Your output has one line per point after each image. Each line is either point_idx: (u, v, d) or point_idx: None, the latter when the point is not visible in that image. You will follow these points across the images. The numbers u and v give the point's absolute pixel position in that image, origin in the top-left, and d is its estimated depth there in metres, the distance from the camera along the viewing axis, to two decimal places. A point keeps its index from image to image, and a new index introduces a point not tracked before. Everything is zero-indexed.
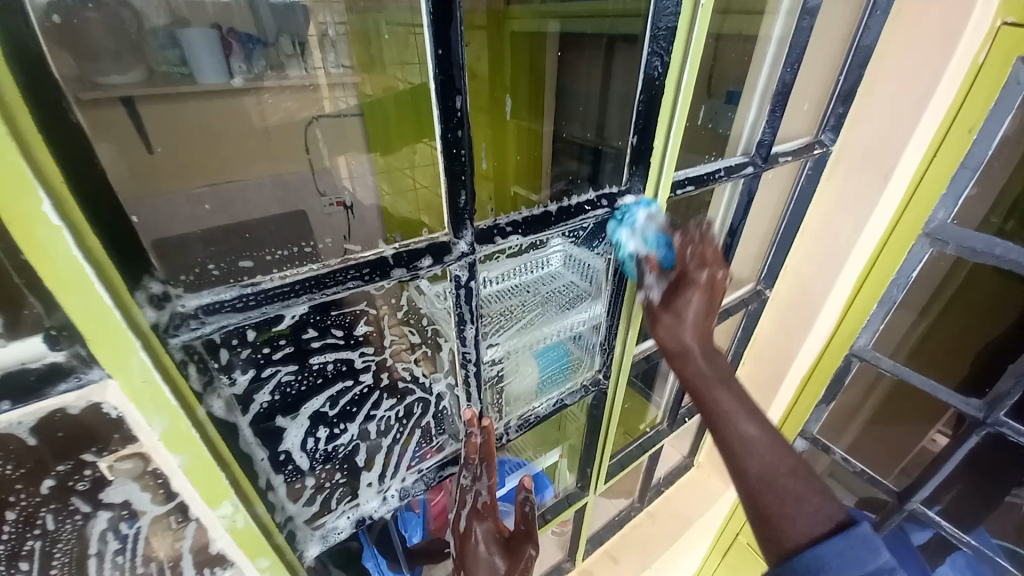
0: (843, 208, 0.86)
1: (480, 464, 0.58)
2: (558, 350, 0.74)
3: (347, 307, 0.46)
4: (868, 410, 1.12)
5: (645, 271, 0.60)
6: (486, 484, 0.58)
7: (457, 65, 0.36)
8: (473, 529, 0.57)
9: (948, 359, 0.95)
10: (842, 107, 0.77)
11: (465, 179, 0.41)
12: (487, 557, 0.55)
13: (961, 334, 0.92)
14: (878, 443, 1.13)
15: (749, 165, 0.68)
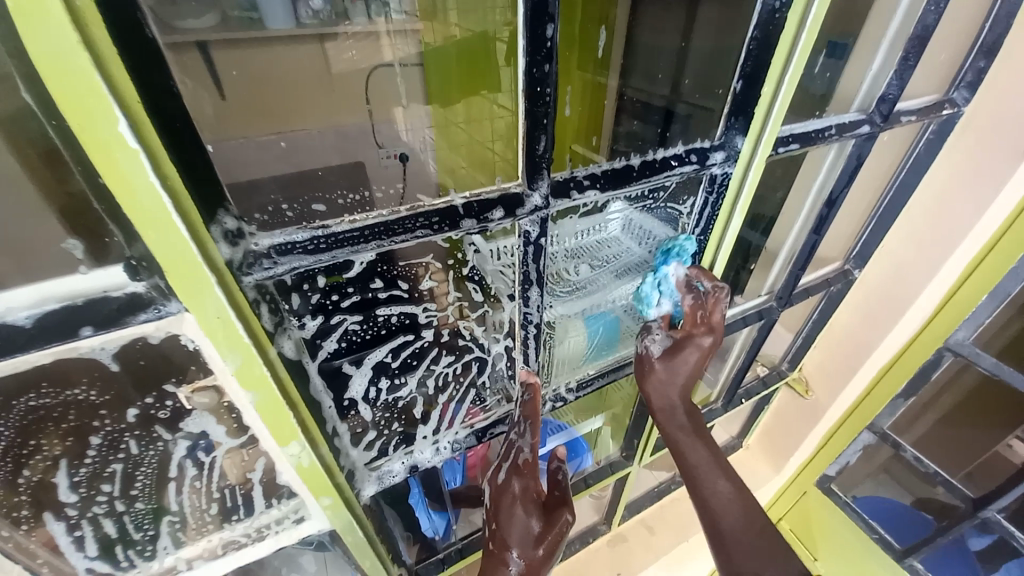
0: (968, 181, 0.75)
1: (525, 426, 0.57)
2: (610, 319, 0.69)
3: (413, 259, 0.44)
4: (944, 406, 1.02)
5: (655, 325, 0.59)
6: (529, 448, 0.57)
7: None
8: (511, 484, 0.57)
9: None
10: (985, 60, 0.66)
11: (547, 124, 0.37)
12: (518, 520, 0.55)
13: None
14: (952, 438, 1.04)
15: (864, 123, 0.59)
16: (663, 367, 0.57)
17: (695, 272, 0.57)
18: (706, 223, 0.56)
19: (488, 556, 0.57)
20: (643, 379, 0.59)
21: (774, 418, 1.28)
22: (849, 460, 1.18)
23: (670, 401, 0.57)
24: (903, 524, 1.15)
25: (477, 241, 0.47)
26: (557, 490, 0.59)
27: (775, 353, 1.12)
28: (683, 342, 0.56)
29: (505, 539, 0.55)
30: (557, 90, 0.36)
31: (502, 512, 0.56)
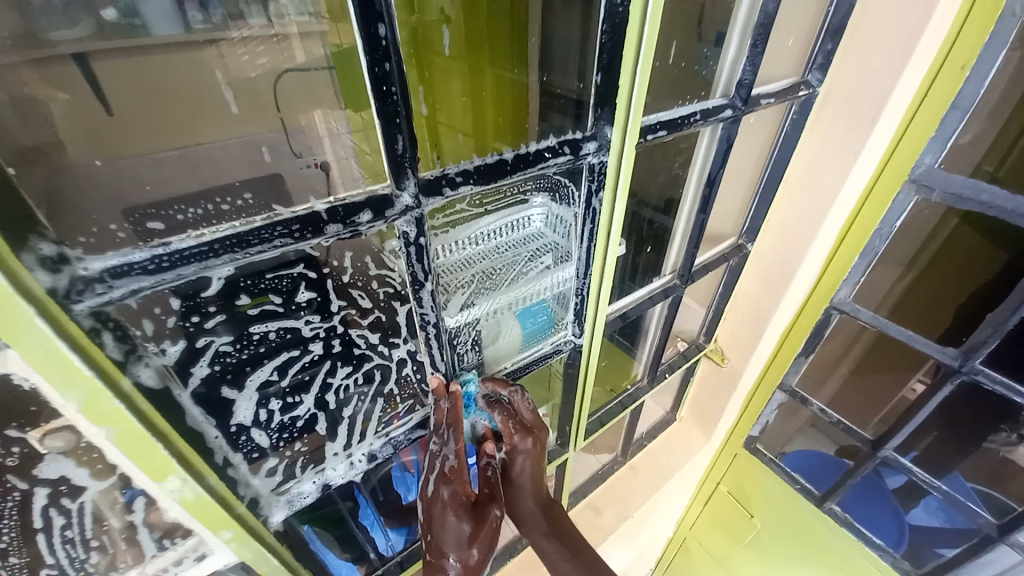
0: (829, 154, 0.82)
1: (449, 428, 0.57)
2: (544, 311, 0.72)
3: (284, 269, 0.42)
4: (852, 360, 1.11)
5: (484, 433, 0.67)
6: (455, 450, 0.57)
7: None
8: (440, 491, 0.57)
9: (928, 314, 0.94)
10: (831, 43, 0.73)
11: (401, 123, 0.37)
12: (452, 525, 0.55)
13: (942, 286, 0.92)
14: (861, 391, 1.12)
15: (727, 108, 0.64)
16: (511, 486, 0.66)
17: (491, 383, 0.65)
18: (594, 217, 0.59)
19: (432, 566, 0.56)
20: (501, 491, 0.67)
21: (699, 389, 1.35)
22: (769, 418, 1.30)
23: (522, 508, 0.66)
24: (821, 469, 1.27)
25: (351, 253, 0.45)
26: (489, 487, 0.61)
27: (692, 327, 1.20)
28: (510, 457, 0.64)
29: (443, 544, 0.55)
30: (404, 89, 0.36)
31: (437, 520, 0.56)
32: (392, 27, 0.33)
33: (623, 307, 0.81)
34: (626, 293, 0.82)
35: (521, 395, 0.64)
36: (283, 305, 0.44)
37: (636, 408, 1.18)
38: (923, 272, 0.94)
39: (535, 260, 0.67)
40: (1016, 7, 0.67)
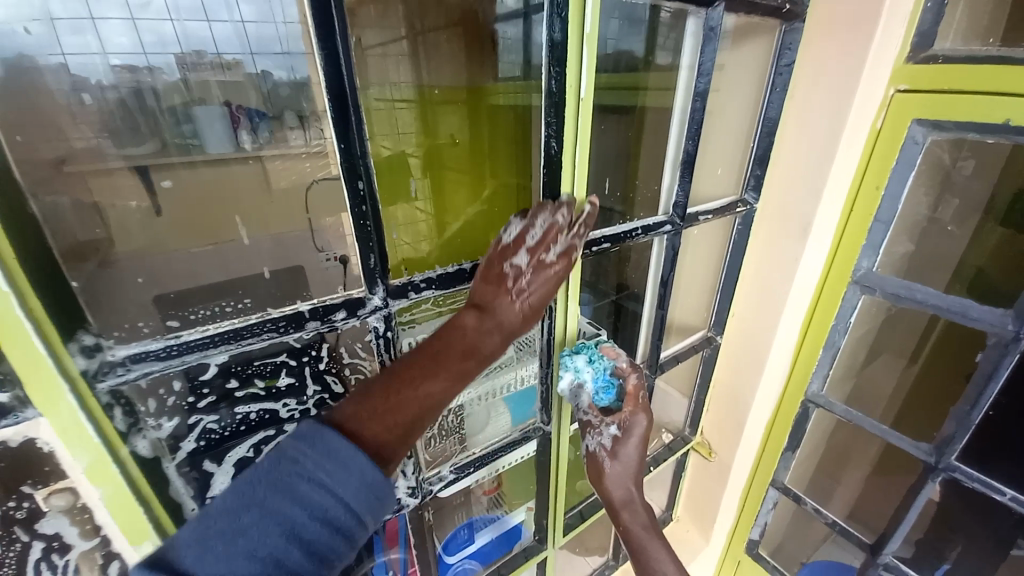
0: (776, 259, 0.91)
1: (554, 265, 0.56)
2: (528, 398, 0.78)
3: (267, 357, 0.48)
4: (871, 456, 1.11)
5: (590, 414, 0.74)
6: (530, 294, 0.55)
7: (367, 150, 0.44)
8: (521, 274, 0.54)
9: (933, 411, 0.95)
10: (759, 169, 0.86)
11: (374, 246, 0.47)
12: (529, 279, 0.55)
13: (942, 388, 0.94)
14: (880, 493, 1.09)
15: (667, 224, 0.75)
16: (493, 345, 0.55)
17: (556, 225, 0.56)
18: (550, 315, 0.69)
19: (407, 427, 0.47)
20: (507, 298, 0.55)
21: (693, 481, 1.30)
22: (767, 519, 1.25)
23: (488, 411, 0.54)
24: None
25: (328, 343, 0.52)
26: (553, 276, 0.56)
27: (676, 418, 1.22)
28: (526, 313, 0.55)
29: (497, 298, 0.55)
30: (376, 220, 0.47)
31: (512, 254, 0.54)
32: (368, 180, 0.45)
33: None
34: None
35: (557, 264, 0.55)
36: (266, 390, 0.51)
37: None
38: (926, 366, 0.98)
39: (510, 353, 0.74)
40: (917, 134, 0.77)
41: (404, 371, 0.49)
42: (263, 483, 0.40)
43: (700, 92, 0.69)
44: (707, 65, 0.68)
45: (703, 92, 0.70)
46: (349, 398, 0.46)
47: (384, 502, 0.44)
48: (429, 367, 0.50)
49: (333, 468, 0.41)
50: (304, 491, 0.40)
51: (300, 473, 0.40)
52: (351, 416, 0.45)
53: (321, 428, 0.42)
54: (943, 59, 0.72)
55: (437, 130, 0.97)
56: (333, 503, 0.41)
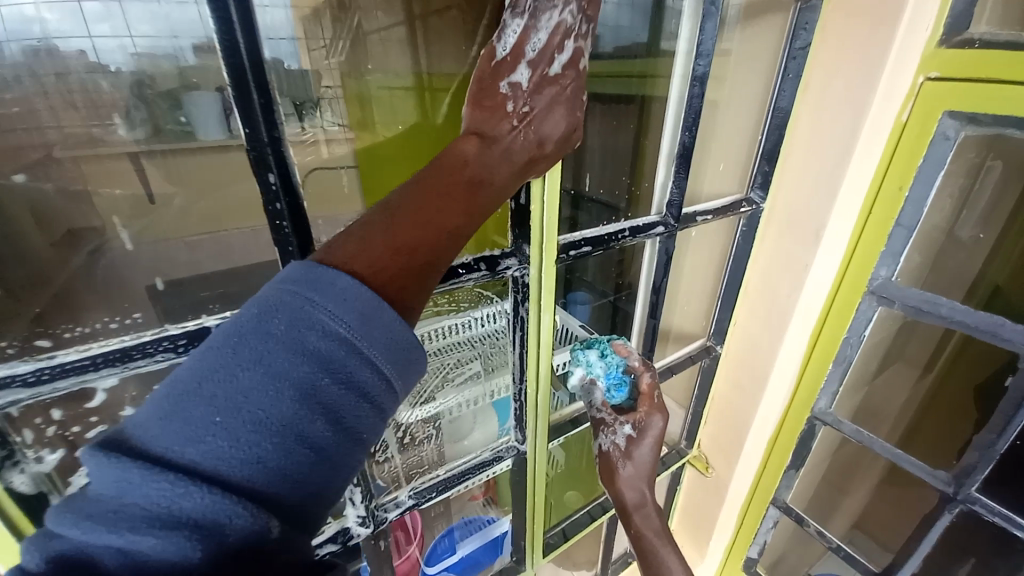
0: (782, 265, 0.83)
1: (563, 91, 0.47)
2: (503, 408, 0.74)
3: (173, 380, 0.42)
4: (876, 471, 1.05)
5: (603, 411, 0.70)
6: (536, 123, 0.46)
7: (285, 141, 0.38)
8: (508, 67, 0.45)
9: (942, 433, 0.90)
10: (768, 165, 0.77)
11: (293, 250, 0.41)
12: (532, 102, 0.46)
13: (956, 404, 0.89)
14: (885, 506, 1.05)
15: (659, 225, 0.67)
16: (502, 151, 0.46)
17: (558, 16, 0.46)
18: (521, 325, 0.61)
19: (412, 270, 0.38)
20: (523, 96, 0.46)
21: (688, 498, 1.22)
22: (766, 538, 1.17)
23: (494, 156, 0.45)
24: None
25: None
26: (558, 66, 0.46)
27: (673, 430, 1.14)
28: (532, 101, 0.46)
29: (496, 130, 0.46)
30: (297, 224, 0.41)
31: (507, 68, 0.45)
32: (284, 177, 0.39)
33: (568, 413, 0.80)
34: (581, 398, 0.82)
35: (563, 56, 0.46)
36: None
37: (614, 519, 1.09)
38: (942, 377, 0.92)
39: (478, 361, 0.73)
40: (949, 128, 0.68)
41: (404, 208, 0.40)
42: (249, 337, 0.31)
43: (700, 77, 0.61)
44: (707, 45, 0.59)
45: (702, 77, 0.61)
46: (340, 238, 0.37)
47: (414, 360, 0.36)
48: (431, 203, 0.41)
49: (335, 312, 0.32)
50: (306, 342, 0.31)
51: (296, 321, 0.31)
52: (347, 258, 0.36)
53: (311, 272, 0.33)
54: (981, 43, 0.62)
55: (436, 115, 0.90)
56: (351, 356, 0.32)
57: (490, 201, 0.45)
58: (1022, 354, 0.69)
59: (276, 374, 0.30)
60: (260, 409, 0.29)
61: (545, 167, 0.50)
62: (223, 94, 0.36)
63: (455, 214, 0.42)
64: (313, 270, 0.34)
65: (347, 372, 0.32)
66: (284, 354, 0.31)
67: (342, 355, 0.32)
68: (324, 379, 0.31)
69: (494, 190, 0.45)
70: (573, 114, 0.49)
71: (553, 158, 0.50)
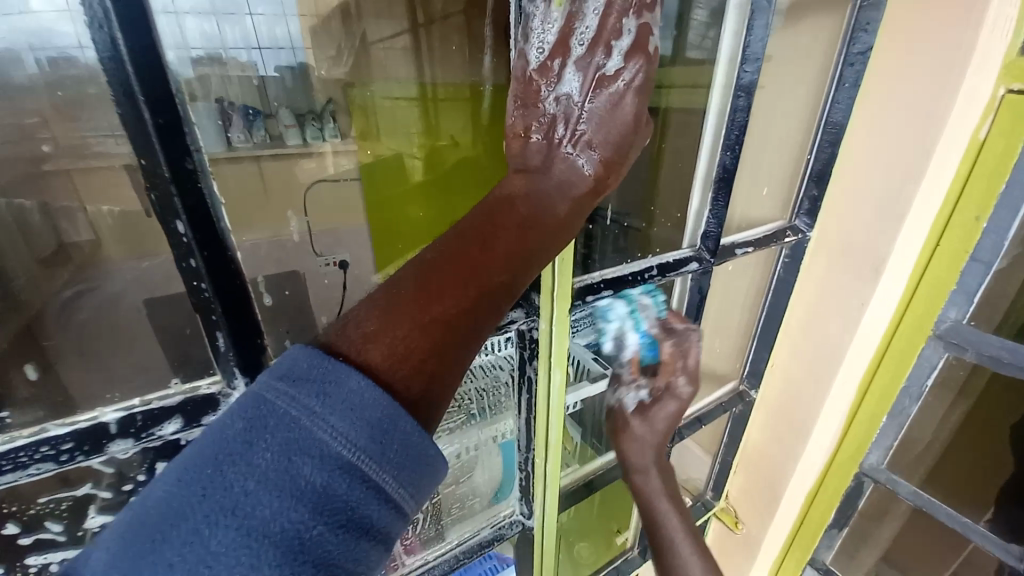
0: (831, 305, 0.71)
1: (625, 88, 0.38)
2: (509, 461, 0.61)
3: (64, 491, 0.33)
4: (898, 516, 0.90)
5: (625, 372, 0.58)
6: (595, 135, 0.38)
7: (207, 173, 0.30)
8: (551, 78, 0.38)
9: (973, 475, 0.79)
10: (816, 189, 0.66)
11: (218, 318, 0.32)
12: (587, 112, 0.38)
13: (993, 438, 0.77)
14: (907, 549, 0.91)
15: (693, 261, 0.57)
16: (555, 183, 0.38)
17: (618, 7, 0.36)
18: (529, 384, 0.51)
19: (451, 345, 0.30)
20: (574, 115, 0.38)
21: (714, 552, 1.10)
22: None
23: (546, 188, 0.38)
24: None
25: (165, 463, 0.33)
26: (616, 74, 0.37)
27: (698, 478, 1.02)
28: (583, 119, 0.38)
29: (546, 157, 0.38)
30: (217, 282, 0.31)
31: (551, 79, 0.38)
32: (196, 222, 0.29)
33: (586, 473, 0.71)
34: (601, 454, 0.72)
35: (621, 59, 0.37)
36: (69, 535, 0.35)
37: None
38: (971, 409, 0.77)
39: (479, 402, 0.56)
40: None
41: (446, 262, 0.32)
42: (241, 455, 0.22)
43: (746, 87, 0.50)
44: (755, 48, 0.48)
45: (748, 86, 0.50)
46: (363, 304, 0.30)
47: (431, 479, 0.26)
48: (477, 253, 0.33)
49: (356, 421, 0.24)
50: (314, 469, 0.22)
51: (302, 437, 0.23)
52: (370, 335, 0.28)
53: (328, 361, 0.25)
54: None
55: (440, 129, 0.90)
56: (356, 486, 0.23)
57: (546, 249, 0.37)
58: None
59: (272, 520, 0.21)
60: (250, 567, 0.20)
61: (617, 181, 0.41)
62: (116, 118, 0.28)
63: (507, 266, 0.34)
64: (328, 357, 0.25)
65: (372, 506, 0.23)
66: (288, 482, 0.22)
67: (363, 486, 0.23)
68: (337, 524, 0.22)
69: (554, 225, 0.37)
70: (642, 114, 0.40)
71: (625, 169, 0.41)
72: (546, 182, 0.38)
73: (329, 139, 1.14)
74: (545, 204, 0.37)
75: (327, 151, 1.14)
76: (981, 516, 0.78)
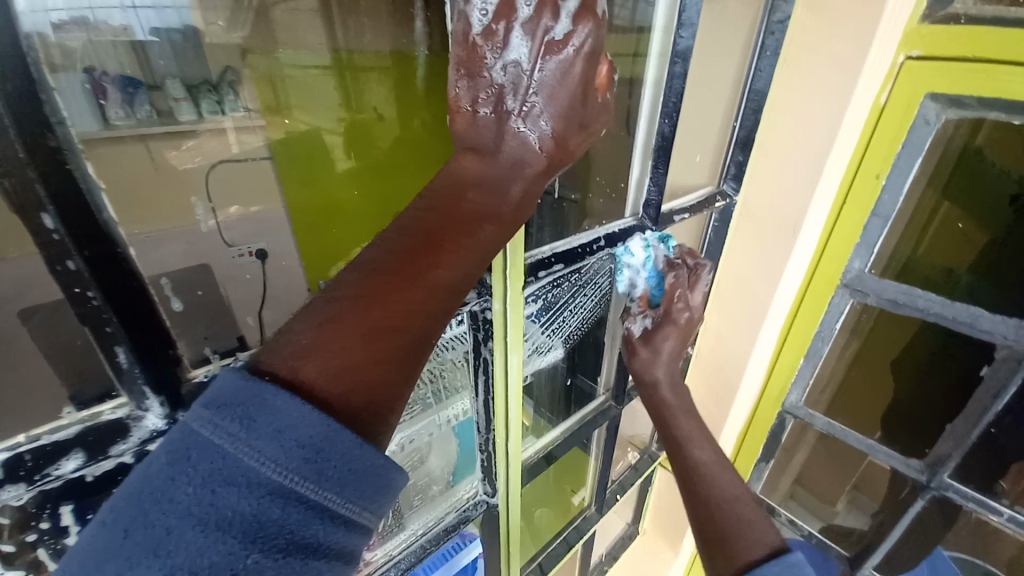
0: (757, 262, 0.77)
1: (574, 54, 0.35)
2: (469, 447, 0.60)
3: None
4: (809, 442, 1.01)
5: (634, 304, 0.62)
6: (545, 108, 0.36)
7: (76, 154, 0.25)
8: (493, 46, 0.34)
9: (865, 397, 0.90)
10: (741, 154, 0.69)
11: (114, 330, 0.27)
12: (538, 82, 0.35)
13: (881, 370, 0.87)
14: (819, 475, 1.03)
15: (637, 231, 0.59)
16: (506, 164, 0.36)
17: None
18: (485, 369, 0.50)
19: (392, 353, 0.28)
20: (524, 86, 0.35)
21: (660, 498, 1.18)
22: None
23: (494, 172, 0.36)
24: None
25: (73, 504, 0.28)
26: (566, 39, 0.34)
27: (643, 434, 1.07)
28: (530, 89, 0.35)
29: (497, 134, 0.36)
30: (107, 286, 0.26)
31: (496, 45, 0.34)
32: (71, 213, 0.24)
33: (545, 445, 0.70)
34: (557, 423, 0.73)
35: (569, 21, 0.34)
36: None
37: (589, 539, 1.02)
38: (863, 347, 0.86)
39: (434, 389, 0.54)
40: (929, 113, 0.63)
41: (387, 263, 0.30)
42: (164, 492, 0.21)
43: (682, 53, 0.50)
44: (691, 13, 0.48)
45: (685, 52, 0.50)
46: (302, 315, 0.27)
47: (378, 492, 0.26)
48: (419, 247, 0.31)
49: (284, 444, 0.23)
50: (242, 500, 0.22)
51: (227, 467, 0.22)
52: (306, 349, 0.26)
53: (254, 383, 0.24)
54: (966, 18, 0.56)
55: (362, 100, 0.98)
56: (292, 510, 0.23)
57: (495, 233, 0.35)
58: (1003, 344, 0.67)
59: (197, 561, 0.20)
60: None
61: (570, 160, 0.39)
62: None
63: (454, 263, 0.33)
64: (254, 378, 0.24)
65: (310, 527, 0.23)
66: (216, 515, 0.21)
67: (300, 507, 0.23)
68: (272, 552, 0.22)
69: (505, 211, 0.36)
70: (595, 80, 0.37)
71: (580, 148, 0.39)
72: (495, 167, 0.36)
73: (231, 114, 0.99)
74: (494, 188, 0.35)
75: (229, 127, 1.00)
76: (872, 433, 0.90)
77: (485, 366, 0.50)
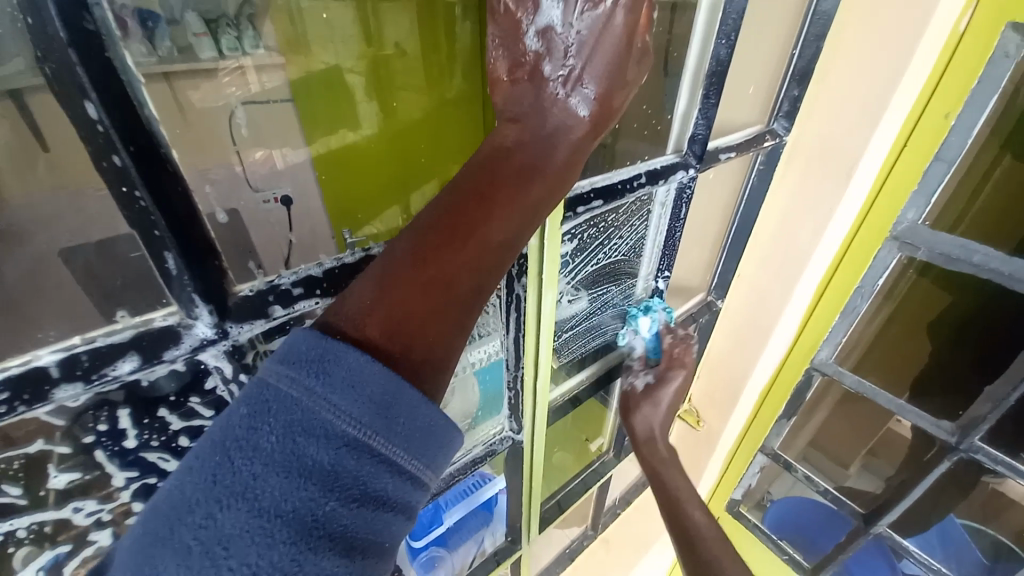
0: (802, 210, 0.73)
1: (614, 6, 0.32)
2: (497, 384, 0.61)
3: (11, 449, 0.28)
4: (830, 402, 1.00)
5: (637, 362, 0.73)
6: (587, 69, 0.33)
7: (113, 39, 0.23)
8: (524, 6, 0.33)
9: (897, 358, 0.87)
10: (797, 89, 0.64)
11: (162, 234, 0.27)
12: (575, 43, 0.33)
13: (917, 329, 0.84)
14: (838, 432, 1.03)
15: (679, 168, 0.56)
16: (553, 125, 0.34)
17: None
18: (518, 304, 0.50)
19: (449, 315, 0.28)
20: (559, 53, 0.33)
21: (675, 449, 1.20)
22: (751, 481, 1.19)
23: (542, 131, 0.34)
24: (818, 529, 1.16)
25: (129, 408, 0.31)
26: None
27: None
28: (567, 51, 0.33)
29: (538, 100, 0.34)
30: (153, 186, 0.26)
31: (529, 10, 0.33)
32: (110, 102, 0.23)
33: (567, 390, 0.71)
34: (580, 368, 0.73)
35: None
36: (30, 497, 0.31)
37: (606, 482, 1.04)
38: (901, 304, 0.83)
39: None
40: (1010, 45, 0.57)
41: (439, 229, 0.29)
42: (249, 439, 0.21)
43: None
44: None
45: None
46: (363, 276, 0.27)
47: (441, 451, 0.26)
48: (473, 206, 0.30)
49: (358, 399, 0.23)
50: (320, 450, 0.22)
51: (305, 418, 0.22)
52: (371, 307, 0.26)
53: (326, 340, 0.24)
54: None
55: (383, 37, 0.96)
56: (366, 464, 0.23)
57: (548, 195, 0.33)
58: None
59: (282, 503, 0.21)
60: (268, 543, 0.20)
61: (617, 122, 0.36)
62: None
63: (507, 221, 0.31)
64: (326, 336, 0.24)
65: (380, 480, 0.23)
66: (298, 464, 0.21)
67: (373, 460, 0.23)
68: (349, 500, 0.22)
69: (555, 173, 0.34)
70: (638, 31, 0.34)
71: (624, 105, 0.36)
72: (543, 129, 0.34)
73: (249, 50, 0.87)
74: (541, 149, 0.33)
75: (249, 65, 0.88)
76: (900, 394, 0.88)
77: (517, 303, 0.49)
